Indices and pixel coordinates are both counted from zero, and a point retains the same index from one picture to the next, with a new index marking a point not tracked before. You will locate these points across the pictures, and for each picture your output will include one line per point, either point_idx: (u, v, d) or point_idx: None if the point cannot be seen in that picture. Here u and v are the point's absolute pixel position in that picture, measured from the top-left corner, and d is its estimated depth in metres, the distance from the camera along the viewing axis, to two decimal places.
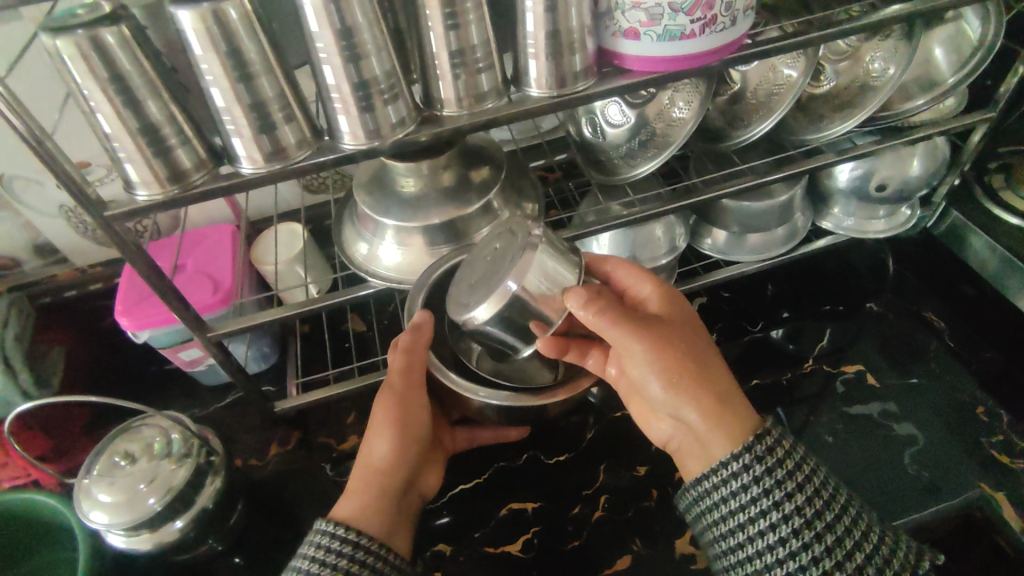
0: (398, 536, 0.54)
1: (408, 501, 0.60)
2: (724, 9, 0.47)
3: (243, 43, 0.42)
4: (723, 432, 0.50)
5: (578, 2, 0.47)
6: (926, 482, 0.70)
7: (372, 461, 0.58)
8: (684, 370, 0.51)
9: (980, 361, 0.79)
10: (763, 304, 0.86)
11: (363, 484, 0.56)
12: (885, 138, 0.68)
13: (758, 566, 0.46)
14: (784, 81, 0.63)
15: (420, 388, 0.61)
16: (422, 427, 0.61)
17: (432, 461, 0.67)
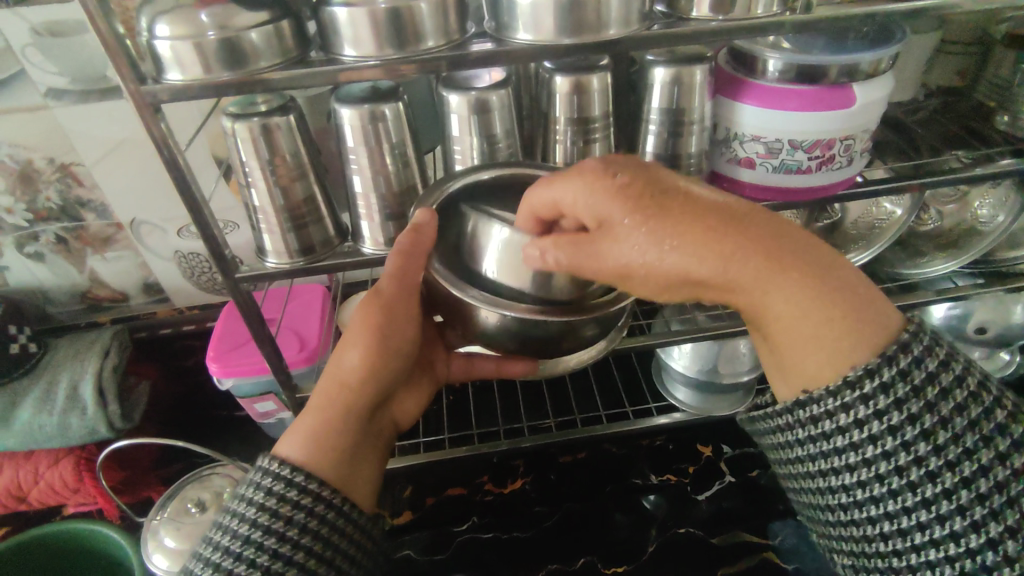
0: (358, 483, 0.43)
1: (379, 431, 0.49)
2: (842, 150, 0.48)
3: (393, 141, 0.47)
4: (821, 323, 0.34)
5: (700, 131, 0.49)
6: None
7: (340, 373, 0.46)
8: (737, 237, 0.33)
9: None
10: None
11: (326, 408, 0.44)
12: (988, 283, 0.66)
13: (859, 516, 0.35)
14: (888, 216, 0.65)
15: (412, 301, 0.48)
16: (404, 345, 0.49)
17: (412, 383, 0.55)
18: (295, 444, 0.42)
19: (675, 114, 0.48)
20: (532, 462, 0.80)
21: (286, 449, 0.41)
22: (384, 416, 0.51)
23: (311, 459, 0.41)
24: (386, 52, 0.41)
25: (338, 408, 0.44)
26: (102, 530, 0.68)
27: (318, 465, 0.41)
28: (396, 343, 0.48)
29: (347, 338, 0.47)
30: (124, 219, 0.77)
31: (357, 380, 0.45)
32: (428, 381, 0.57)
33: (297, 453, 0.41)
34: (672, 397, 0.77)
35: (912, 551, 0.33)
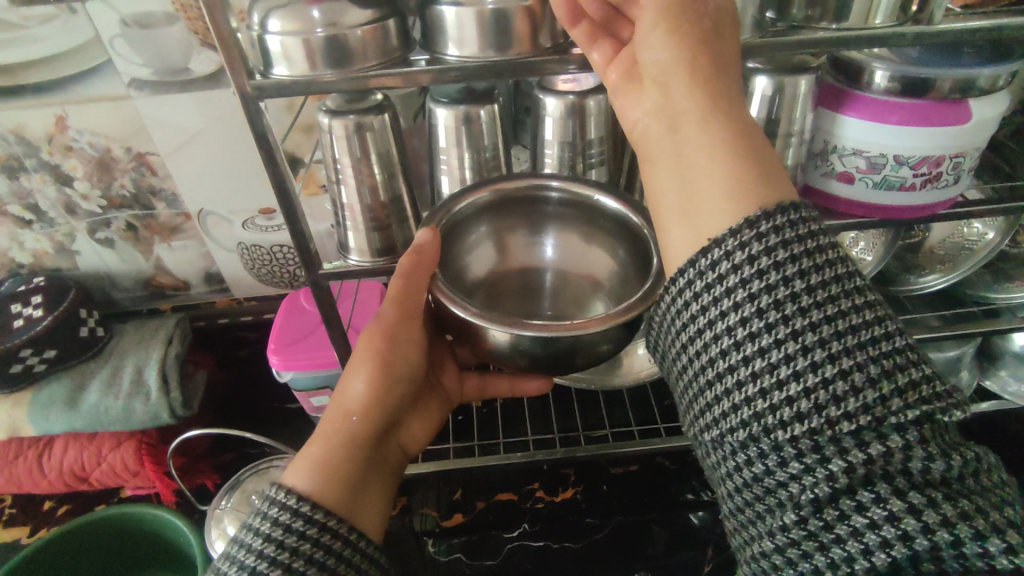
0: (364, 506, 0.41)
1: (388, 457, 0.48)
2: (950, 168, 0.46)
3: (483, 144, 0.46)
4: (722, 146, 0.34)
5: (797, 145, 0.47)
6: None
7: (344, 401, 0.46)
8: (707, 55, 0.36)
9: None
10: None
11: (332, 432, 0.44)
12: None
13: (743, 415, 0.30)
14: (976, 238, 0.63)
15: (412, 321, 0.49)
16: (407, 368, 0.49)
17: (421, 406, 0.54)
18: (303, 470, 0.41)
19: (772, 123, 0.46)
20: (582, 471, 0.79)
21: (293, 478, 0.40)
22: (394, 441, 0.50)
23: (317, 488, 0.40)
24: (488, 54, 0.40)
25: (344, 434, 0.44)
26: (165, 514, 0.69)
27: (324, 495, 0.40)
28: (400, 368, 0.48)
29: (350, 364, 0.47)
30: (193, 210, 0.78)
31: (361, 409, 0.45)
32: (439, 402, 0.57)
33: (302, 479, 0.40)
34: None
35: (799, 470, 0.29)
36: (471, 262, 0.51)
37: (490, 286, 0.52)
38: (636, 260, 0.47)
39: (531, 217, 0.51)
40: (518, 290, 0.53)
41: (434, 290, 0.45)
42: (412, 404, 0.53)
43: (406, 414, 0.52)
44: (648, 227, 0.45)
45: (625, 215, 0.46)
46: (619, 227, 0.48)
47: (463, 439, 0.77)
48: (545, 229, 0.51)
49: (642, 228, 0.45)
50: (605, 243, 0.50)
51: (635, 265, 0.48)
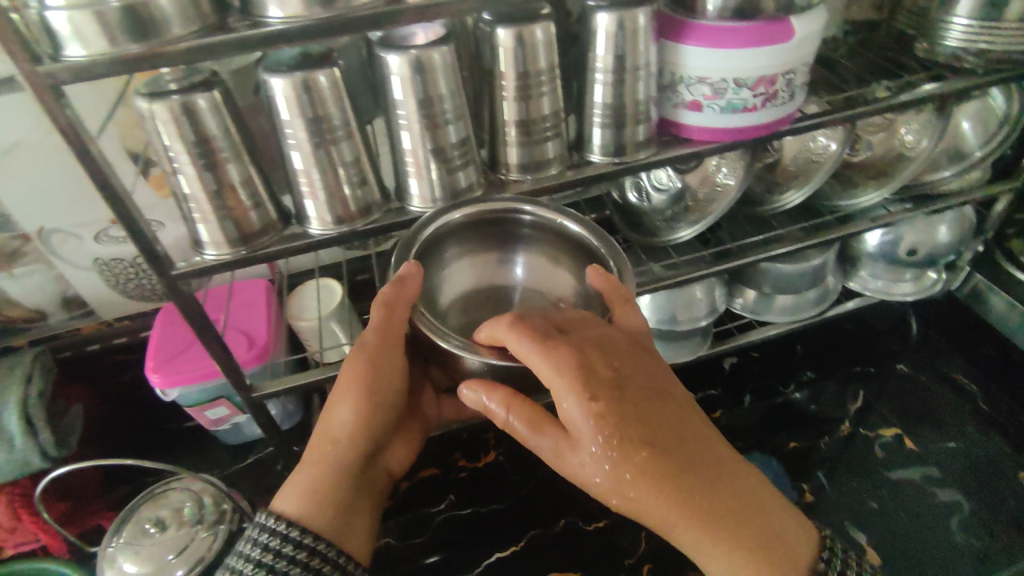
0: (350, 532, 0.45)
1: (378, 481, 0.50)
2: (785, 85, 0.49)
3: (329, 111, 0.43)
4: (709, 531, 0.38)
5: (646, 78, 0.48)
6: (977, 550, 0.66)
7: (327, 430, 0.47)
8: (653, 449, 0.37)
9: (1018, 425, 0.77)
10: (842, 355, 0.86)
11: (317, 461, 0.46)
12: (915, 206, 0.71)
13: None
14: (824, 152, 0.67)
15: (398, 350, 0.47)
16: (393, 398, 0.48)
17: (405, 432, 0.54)
18: (292, 497, 0.44)
19: (620, 59, 0.47)
20: (501, 433, 0.80)
21: (282, 502, 0.44)
22: (381, 468, 0.51)
23: (303, 515, 0.43)
24: (314, 11, 0.38)
25: (332, 465, 0.45)
26: (51, 567, 0.62)
27: (313, 522, 0.43)
28: (386, 399, 0.48)
29: (333, 395, 0.48)
30: (31, 230, 0.70)
31: (345, 439, 0.46)
32: (421, 430, 0.56)
33: (290, 505, 0.43)
34: None
35: None
36: (447, 284, 0.52)
37: (464, 306, 0.54)
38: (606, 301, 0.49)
39: (502, 236, 0.53)
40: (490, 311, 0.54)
41: (416, 323, 0.46)
42: (398, 429, 0.53)
43: (391, 438, 0.53)
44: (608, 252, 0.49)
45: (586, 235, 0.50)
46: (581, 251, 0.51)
47: None
48: (517, 250, 0.54)
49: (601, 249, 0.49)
50: (570, 265, 0.52)
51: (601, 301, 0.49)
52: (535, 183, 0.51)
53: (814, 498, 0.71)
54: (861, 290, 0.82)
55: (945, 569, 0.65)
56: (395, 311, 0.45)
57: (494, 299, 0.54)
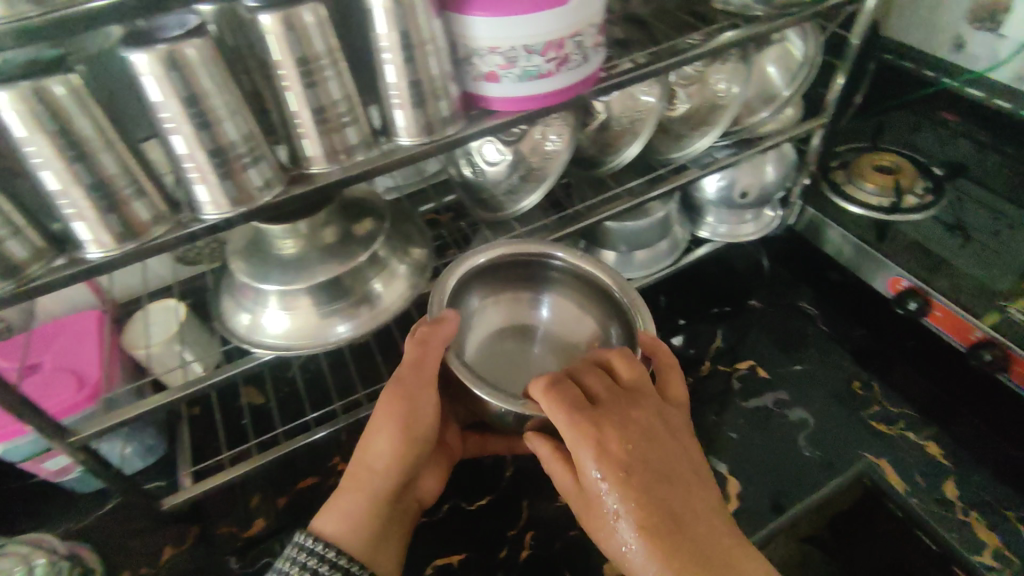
0: (380, 552, 0.54)
1: (406, 507, 0.59)
2: (575, 48, 0.49)
3: (76, 122, 0.39)
4: None
5: (437, 53, 0.47)
6: (821, 460, 0.72)
7: (369, 461, 0.54)
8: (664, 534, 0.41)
9: (852, 339, 0.85)
10: (701, 299, 0.90)
11: (355, 490, 0.54)
12: (740, 149, 0.76)
13: None
14: (644, 106, 0.68)
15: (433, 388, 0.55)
16: (427, 431, 0.56)
17: (432, 463, 0.65)
18: (329, 522, 0.52)
19: (404, 35, 0.45)
20: None
21: (321, 526, 0.52)
22: (412, 494, 0.61)
23: (340, 536, 0.52)
24: None
25: (370, 494, 0.54)
26: None
27: (348, 543, 0.51)
28: (420, 434, 0.56)
29: (371, 433, 0.55)
30: None
31: (382, 469, 0.54)
32: (448, 457, 0.67)
33: (327, 528, 0.52)
34: None
35: None
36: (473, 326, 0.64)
37: (485, 346, 0.66)
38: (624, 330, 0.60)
39: (526, 276, 0.66)
40: (513, 349, 0.67)
41: (448, 361, 0.54)
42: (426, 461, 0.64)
43: (422, 471, 0.63)
44: (618, 287, 0.60)
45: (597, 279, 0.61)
46: (598, 292, 0.63)
47: (240, 444, 0.71)
48: (543, 291, 0.66)
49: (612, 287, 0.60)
50: (592, 308, 0.64)
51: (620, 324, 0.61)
52: (343, 172, 0.48)
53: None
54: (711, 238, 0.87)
55: (798, 483, 0.70)
56: (428, 348, 0.52)
57: (507, 341, 0.67)
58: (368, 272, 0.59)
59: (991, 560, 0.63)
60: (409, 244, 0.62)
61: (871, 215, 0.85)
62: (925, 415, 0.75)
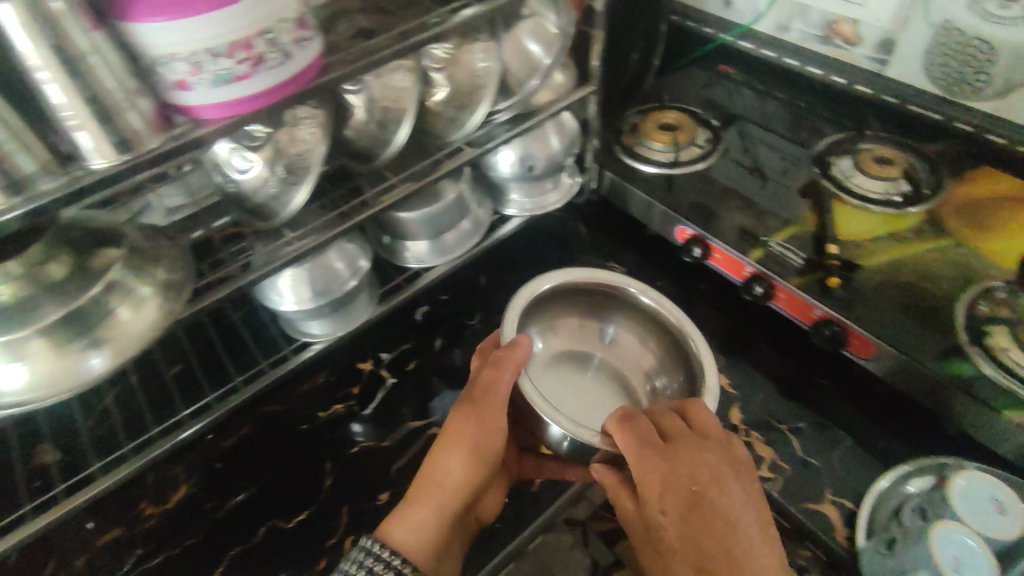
0: (437, 557, 0.62)
1: (462, 525, 0.69)
2: (267, 46, 0.47)
3: None
4: None
5: (105, 64, 0.43)
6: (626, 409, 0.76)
7: (441, 477, 0.65)
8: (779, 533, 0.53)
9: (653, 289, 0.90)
10: (517, 273, 0.93)
11: (419, 503, 0.64)
12: (518, 122, 0.78)
13: None
14: (400, 89, 0.66)
15: (497, 412, 0.66)
16: (499, 447, 0.68)
17: (496, 484, 0.74)
18: (400, 532, 0.61)
19: (56, 48, 0.40)
20: (191, 462, 0.73)
21: (387, 535, 0.61)
22: (471, 515, 0.71)
23: (400, 547, 0.60)
24: None
25: (444, 505, 0.64)
26: None
27: (410, 551, 0.60)
28: (485, 457, 0.67)
29: (443, 455, 0.66)
30: None
31: (450, 485, 0.65)
32: (507, 476, 0.77)
33: (390, 537, 0.60)
34: (306, 334, 0.74)
35: None
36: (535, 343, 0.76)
37: (549, 360, 0.77)
38: (686, 378, 0.70)
39: (592, 305, 0.78)
40: (570, 364, 0.78)
41: (521, 383, 0.64)
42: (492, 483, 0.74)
43: (485, 493, 0.73)
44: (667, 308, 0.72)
45: (658, 303, 0.72)
46: (649, 314, 0.74)
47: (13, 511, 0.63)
48: (607, 316, 0.78)
49: (666, 315, 0.72)
50: (642, 323, 0.76)
51: (677, 349, 0.72)
52: (25, 203, 0.42)
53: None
54: (517, 214, 0.89)
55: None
56: (501, 372, 0.63)
57: (578, 350, 0.79)
58: (109, 300, 0.52)
59: (769, 471, 0.70)
60: (155, 266, 0.56)
61: (662, 171, 0.89)
62: (776, 387, 0.76)
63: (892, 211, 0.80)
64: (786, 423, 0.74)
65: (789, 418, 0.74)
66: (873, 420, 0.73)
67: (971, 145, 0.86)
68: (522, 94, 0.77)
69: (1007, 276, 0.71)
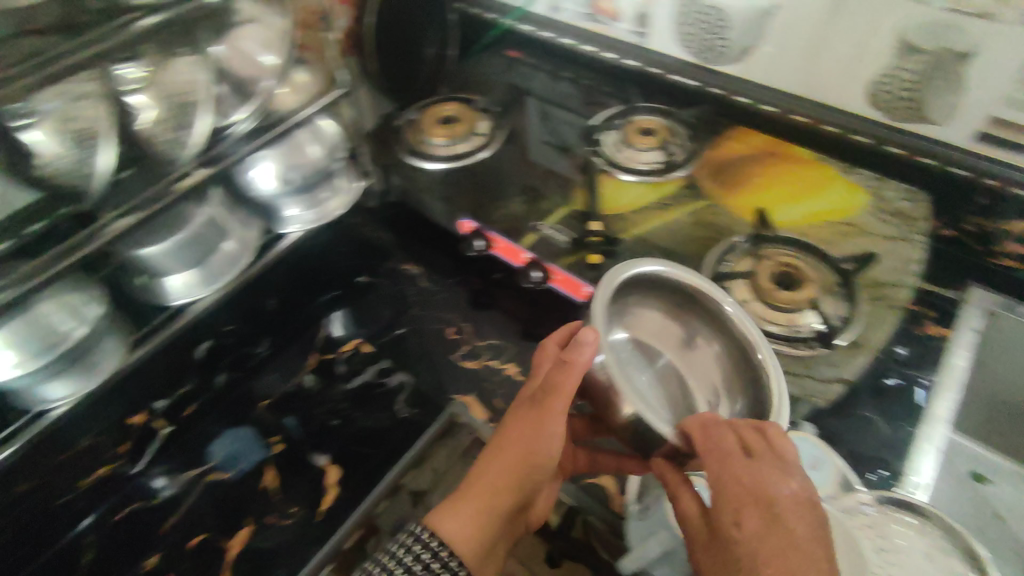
0: (486, 561, 0.51)
1: (515, 524, 0.56)
2: None
3: None
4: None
5: None
6: (415, 419, 0.75)
7: (529, 453, 0.55)
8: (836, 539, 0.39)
9: (447, 289, 0.87)
10: (310, 289, 0.89)
11: (469, 498, 0.54)
12: (260, 128, 0.71)
13: None
14: (92, 111, 0.58)
15: (551, 403, 0.56)
16: (556, 450, 0.56)
17: (552, 478, 0.60)
18: (451, 523, 0.51)
19: None
20: None
21: (439, 526, 0.51)
22: (523, 517, 0.57)
23: (456, 542, 0.50)
24: None
25: (489, 492, 0.54)
26: None
27: (463, 544, 0.50)
28: (541, 458, 0.55)
29: (489, 454, 0.57)
30: None
31: (517, 467, 0.55)
32: (557, 470, 0.62)
33: (435, 521, 0.51)
34: (47, 398, 0.67)
35: None
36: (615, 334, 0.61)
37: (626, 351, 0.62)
38: (752, 402, 0.55)
39: (693, 299, 0.61)
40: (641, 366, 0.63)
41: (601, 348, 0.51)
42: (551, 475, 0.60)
43: (543, 488, 0.58)
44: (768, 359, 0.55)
45: (740, 317, 0.58)
46: (735, 339, 0.59)
47: None
48: (709, 321, 0.61)
49: (756, 345, 0.56)
50: (720, 338, 0.60)
51: (742, 367, 0.58)
52: None
53: (283, 445, 0.73)
54: (303, 229, 0.85)
55: (398, 447, 0.72)
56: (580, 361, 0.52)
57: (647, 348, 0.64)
58: None
59: None
60: None
61: (450, 164, 0.88)
62: None
63: (654, 178, 0.83)
64: (575, 404, 0.74)
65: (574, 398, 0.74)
66: None
67: (724, 106, 0.90)
68: (261, 96, 0.70)
69: (748, 230, 0.75)
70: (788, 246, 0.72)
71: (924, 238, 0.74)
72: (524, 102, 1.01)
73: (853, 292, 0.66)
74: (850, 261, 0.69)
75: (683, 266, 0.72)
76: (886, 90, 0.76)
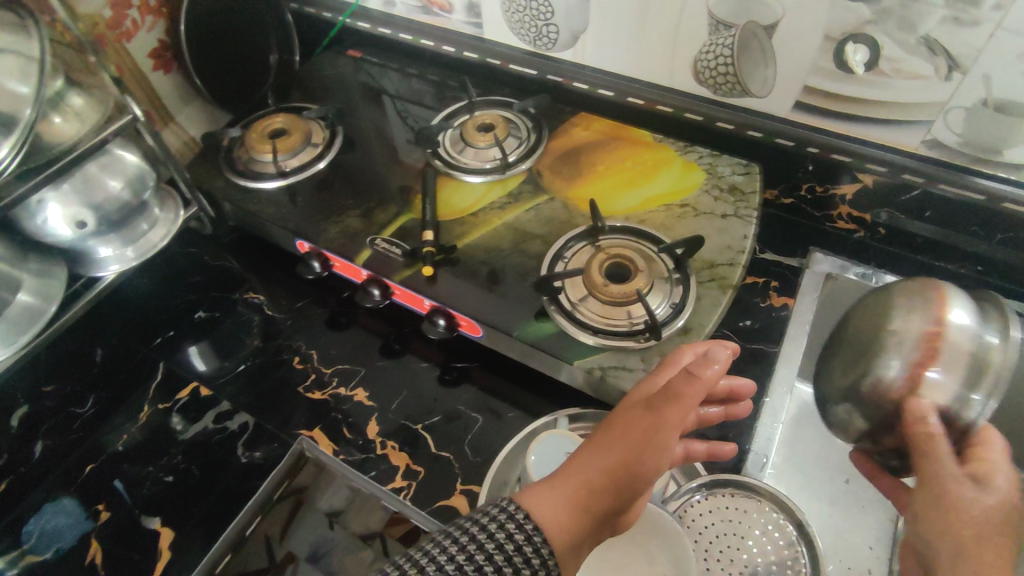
0: (575, 560, 0.44)
1: (614, 524, 0.49)
2: None
3: None
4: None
5: None
6: (256, 461, 0.73)
7: (641, 456, 0.48)
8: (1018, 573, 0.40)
9: (291, 312, 0.82)
10: (140, 333, 0.83)
11: (572, 481, 0.48)
12: (32, 170, 0.64)
13: None
14: None
15: (679, 410, 0.49)
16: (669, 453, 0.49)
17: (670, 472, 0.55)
18: (546, 505, 0.45)
19: None
20: None
21: (532, 506, 0.45)
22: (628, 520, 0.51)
23: (547, 521, 0.44)
24: None
25: (592, 480, 0.47)
26: None
27: (553, 529, 0.44)
28: (662, 454, 0.49)
29: (605, 434, 0.51)
30: None
31: (617, 456, 0.48)
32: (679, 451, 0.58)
33: (530, 499, 0.45)
34: None
35: None
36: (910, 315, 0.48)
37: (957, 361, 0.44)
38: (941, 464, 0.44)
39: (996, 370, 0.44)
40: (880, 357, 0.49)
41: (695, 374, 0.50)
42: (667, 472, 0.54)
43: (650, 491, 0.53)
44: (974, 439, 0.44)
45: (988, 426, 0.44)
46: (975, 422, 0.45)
47: None
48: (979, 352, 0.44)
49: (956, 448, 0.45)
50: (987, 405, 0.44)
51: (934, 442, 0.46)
52: None
53: (109, 514, 0.71)
54: (124, 268, 0.78)
55: (234, 497, 0.71)
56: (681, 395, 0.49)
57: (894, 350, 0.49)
58: None
59: (401, 481, 0.67)
60: None
61: (282, 183, 0.82)
62: (441, 396, 0.73)
63: (497, 175, 0.80)
64: (427, 421, 0.71)
65: (423, 417, 0.71)
66: (510, 384, 0.73)
67: (564, 93, 0.89)
68: (21, 131, 0.60)
69: (587, 223, 0.74)
70: (623, 233, 0.72)
71: (755, 212, 0.73)
72: (374, 102, 0.96)
73: (685, 279, 0.67)
74: (682, 246, 0.67)
75: (520, 269, 0.70)
76: (706, 65, 0.74)
